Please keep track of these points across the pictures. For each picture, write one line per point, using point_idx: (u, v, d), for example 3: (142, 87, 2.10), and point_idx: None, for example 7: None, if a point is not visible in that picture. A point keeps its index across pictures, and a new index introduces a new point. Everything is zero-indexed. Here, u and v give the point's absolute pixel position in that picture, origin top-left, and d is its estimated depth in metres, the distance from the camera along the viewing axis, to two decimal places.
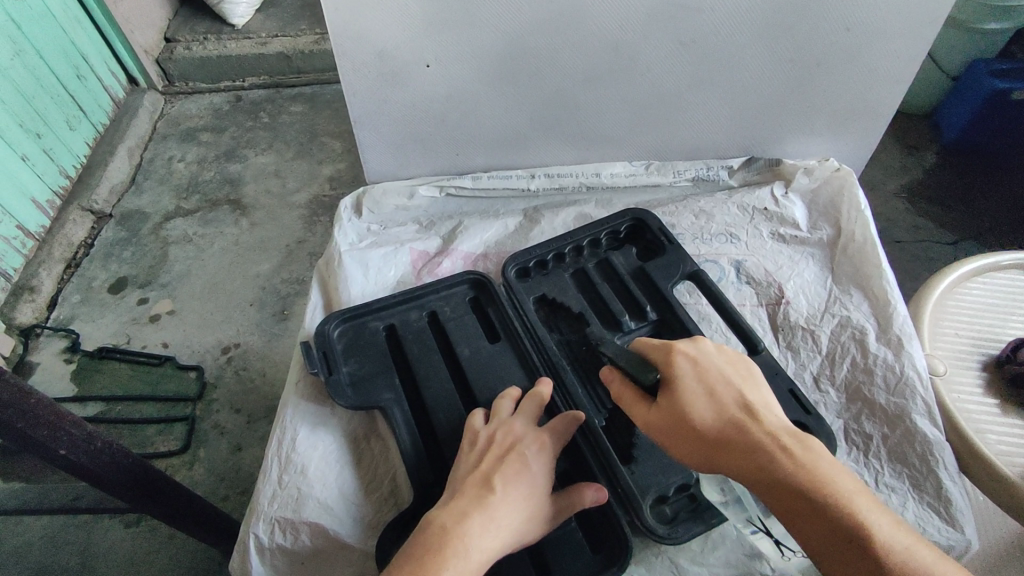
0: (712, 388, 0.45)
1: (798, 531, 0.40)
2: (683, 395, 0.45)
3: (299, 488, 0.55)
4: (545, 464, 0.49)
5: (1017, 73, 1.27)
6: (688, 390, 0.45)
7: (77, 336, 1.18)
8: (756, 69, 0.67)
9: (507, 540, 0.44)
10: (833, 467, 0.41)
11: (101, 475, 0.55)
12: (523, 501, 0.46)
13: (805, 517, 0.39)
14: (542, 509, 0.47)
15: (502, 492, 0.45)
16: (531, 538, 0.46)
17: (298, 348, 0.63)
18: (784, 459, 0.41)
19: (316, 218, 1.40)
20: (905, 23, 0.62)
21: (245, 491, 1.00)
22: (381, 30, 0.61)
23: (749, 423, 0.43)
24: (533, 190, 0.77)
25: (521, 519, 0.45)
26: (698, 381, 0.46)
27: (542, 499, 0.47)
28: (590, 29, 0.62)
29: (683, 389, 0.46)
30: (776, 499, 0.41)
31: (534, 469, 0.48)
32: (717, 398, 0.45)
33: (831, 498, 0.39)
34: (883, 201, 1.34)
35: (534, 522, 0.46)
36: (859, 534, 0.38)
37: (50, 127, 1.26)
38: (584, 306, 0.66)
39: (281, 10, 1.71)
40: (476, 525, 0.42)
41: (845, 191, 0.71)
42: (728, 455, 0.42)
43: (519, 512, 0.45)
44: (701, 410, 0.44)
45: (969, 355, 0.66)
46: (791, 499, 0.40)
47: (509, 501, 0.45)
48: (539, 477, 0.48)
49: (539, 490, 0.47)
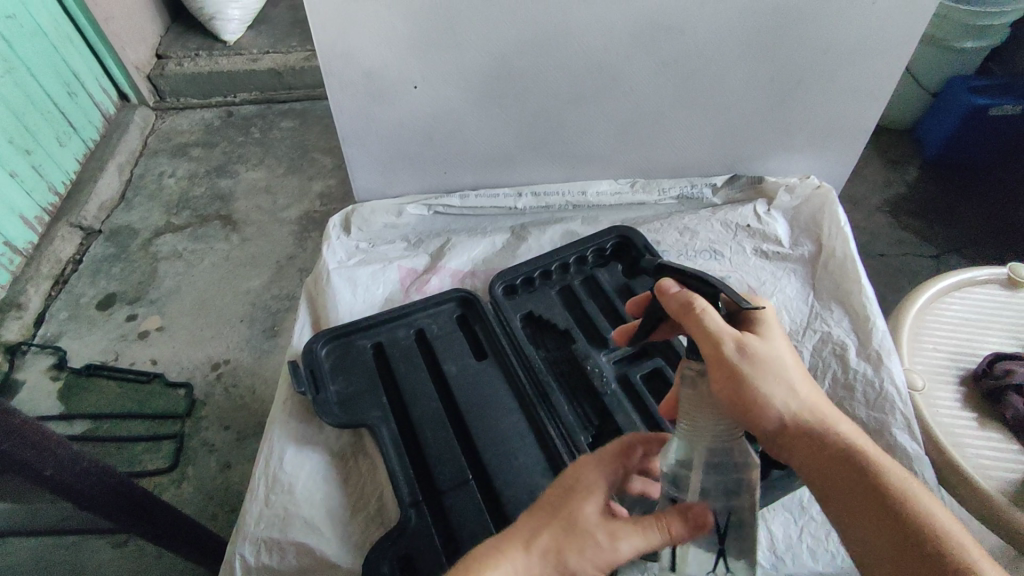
0: (793, 355, 0.45)
1: (850, 510, 0.39)
2: (775, 345, 0.44)
3: (286, 507, 0.55)
4: (586, 479, 0.42)
5: (994, 90, 1.30)
6: (779, 343, 0.44)
7: (64, 353, 1.17)
8: (737, 88, 0.68)
9: (518, 566, 0.38)
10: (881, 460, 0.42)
11: (86, 495, 0.54)
12: (546, 522, 0.40)
13: (865, 497, 0.39)
14: (577, 526, 0.40)
15: (525, 519, 0.41)
16: (565, 562, 0.39)
17: (286, 367, 0.63)
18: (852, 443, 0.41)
19: (306, 234, 1.40)
20: (879, 46, 0.64)
21: (234, 510, 1.00)
22: (368, 50, 0.62)
23: (822, 403, 0.44)
24: (520, 208, 0.78)
25: (538, 541, 0.39)
26: (786, 341, 0.45)
27: (573, 517, 0.40)
28: (574, 49, 0.64)
29: (775, 340, 0.44)
30: (838, 476, 0.40)
31: (564, 489, 0.42)
32: (798, 368, 0.45)
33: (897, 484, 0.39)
34: (866, 215, 1.36)
35: (563, 542, 0.39)
36: (922, 523, 0.37)
37: (40, 144, 1.26)
38: (570, 323, 0.66)
39: (272, 27, 1.72)
40: (482, 548, 0.40)
41: (826, 208, 0.73)
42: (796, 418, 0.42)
43: (539, 532, 0.40)
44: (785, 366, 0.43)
45: (948, 370, 0.67)
46: (854, 477, 0.40)
47: (529, 523, 0.41)
48: (574, 493, 0.41)
49: (571, 507, 0.40)
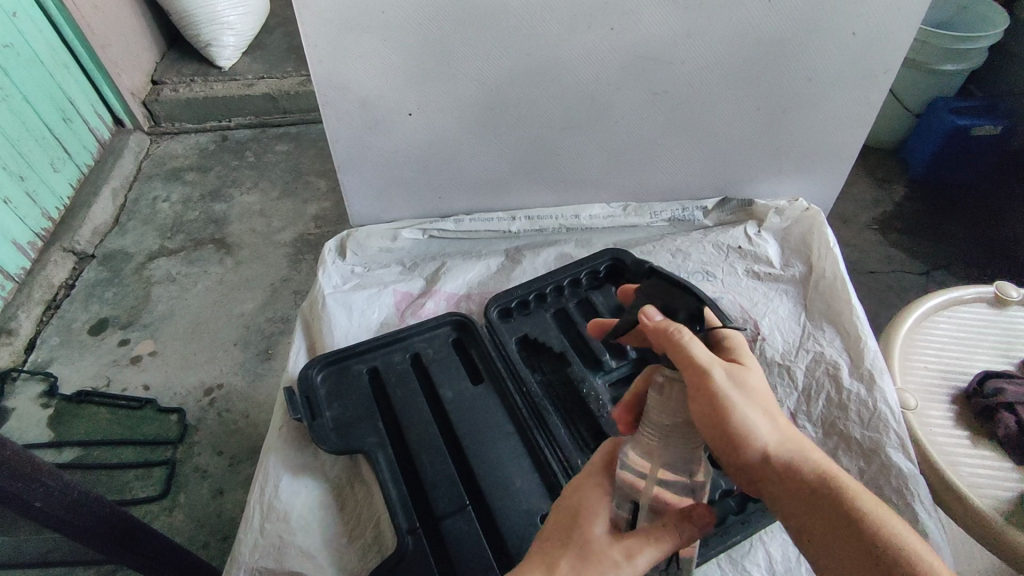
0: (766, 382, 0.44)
1: (832, 542, 0.39)
2: (750, 373, 0.43)
3: (281, 536, 0.55)
4: (585, 500, 0.43)
5: (974, 111, 1.34)
6: (753, 373, 0.44)
7: (55, 379, 1.16)
8: (725, 115, 0.70)
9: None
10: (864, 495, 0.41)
11: (76, 526, 0.54)
12: (561, 550, 0.42)
13: (845, 528, 0.39)
14: (592, 548, 0.41)
15: (539, 548, 0.43)
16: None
17: (281, 394, 0.63)
18: (830, 472, 0.42)
19: (301, 256, 1.40)
20: (862, 75, 0.66)
21: (226, 537, 0.98)
22: (364, 81, 0.63)
23: (799, 435, 0.44)
24: (514, 231, 0.79)
25: (557, 568, 0.40)
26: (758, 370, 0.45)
27: (583, 539, 0.42)
28: (566, 79, 0.65)
29: (749, 369, 0.44)
30: (817, 507, 0.40)
31: (569, 514, 0.43)
32: (773, 398, 0.44)
33: (873, 513, 0.40)
34: (856, 233, 1.38)
35: (582, 567, 0.40)
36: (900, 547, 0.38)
37: (34, 170, 1.26)
38: (565, 345, 0.67)
39: (267, 53, 1.74)
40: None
41: (814, 229, 0.74)
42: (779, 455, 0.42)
43: (557, 560, 0.41)
44: (761, 395, 0.43)
45: (940, 388, 0.68)
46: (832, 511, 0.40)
47: (541, 553, 0.42)
48: (577, 514, 0.43)
49: (577, 529, 0.42)
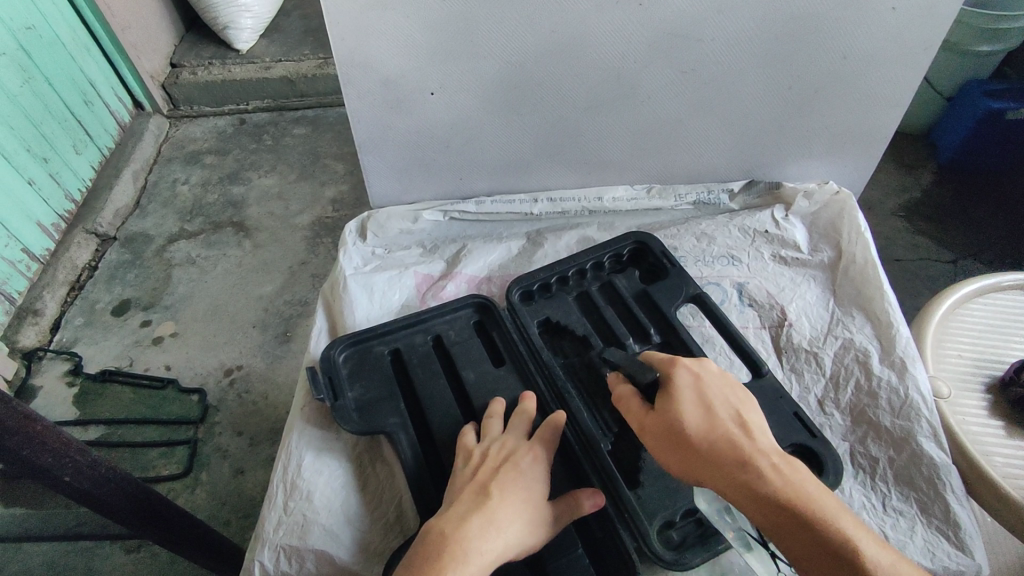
0: (710, 404, 0.47)
1: (787, 550, 0.41)
2: (680, 403, 0.47)
3: (305, 515, 0.55)
4: (540, 474, 0.51)
5: (1010, 94, 1.29)
6: (686, 401, 0.48)
7: (80, 358, 1.18)
8: (754, 94, 0.68)
9: (508, 542, 0.46)
10: (822, 491, 0.42)
11: (103, 502, 0.54)
12: (521, 506, 0.48)
13: (790, 532, 0.41)
14: (540, 512, 0.49)
15: (499, 498, 0.47)
16: (533, 544, 0.48)
17: (304, 373, 0.63)
18: (774, 478, 0.43)
19: (319, 240, 1.41)
20: (900, 52, 0.64)
21: (248, 516, 1.00)
22: (386, 59, 0.62)
23: (746, 443, 0.45)
24: (536, 214, 0.78)
25: (516, 523, 0.47)
26: (695, 393, 0.48)
27: (536, 501, 0.49)
28: (591, 57, 0.64)
29: (679, 398, 0.48)
30: (769, 520, 0.42)
31: (530, 477, 0.50)
32: (709, 417, 0.46)
33: (818, 515, 0.41)
34: (881, 220, 1.35)
35: (532, 529, 0.48)
36: (845, 551, 0.39)
37: (57, 152, 1.27)
38: (588, 329, 0.66)
39: (284, 35, 1.73)
40: (476, 527, 0.45)
41: (845, 213, 0.72)
42: (720, 469, 0.44)
43: (516, 515, 0.47)
44: (689, 421, 0.46)
45: (973, 377, 0.66)
46: (781, 516, 0.41)
47: (507, 506, 0.47)
48: (535, 483, 0.50)
49: (535, 497, 0.49)
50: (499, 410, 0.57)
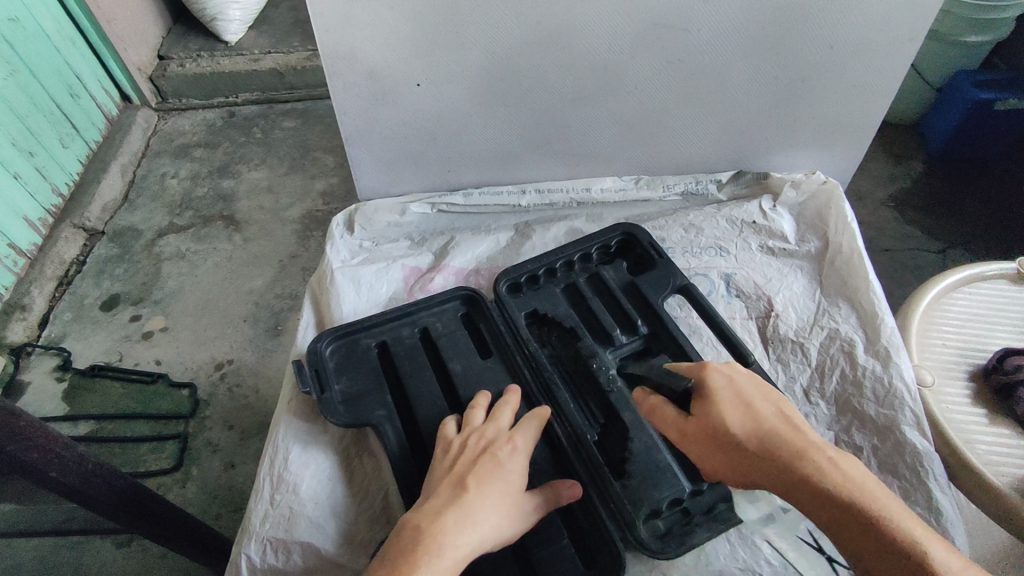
0: (750, 403, 0.47)
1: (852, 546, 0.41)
2: (719, 406, 0.47)
3: (291, 507, 0.55)
4: (519, 465, 0.51)
5: (998, 84, 1.29)
6: (726, 402, 0.48)
7: (69, 354, 1.17)
8: (742, 84, 0.68)
9: (484, 536, 0.46)
10: (877, 481, 0.43)
11: (91, 497, 0.54)
12: (497, 499, 0.48)
13: (854, 527, 0.41)
14: (517, 505, 0.49)
15: (477, 492, 0.47)
16: (509, 536, 0.48)
17: (290, 367, 0.63)
18: (831, 471, 0.43)
19: (309, 233, 1.40)
20: (887, 42, 0.63)
21: (238, 509, 1.00)
22: (370, 50, 0.62)
23: (796, 439, 0.45)
24: (524, 206, 0.77)
25: (491, 517, 0.47)
26: (733, 392, 0.48)
27: (512, 494, 0.49)
28: (577, 47, 0.63)
29: (718, 400, 0.48)
30: (831, 516, 0.42)
31: (508, 469, 0.50)
32: (755, 417, 0.46)
33: (878, 507, 0.41)
34: (871, 210, 1.36)
35: (508, 522, 0.48)
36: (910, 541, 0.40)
37: (43, 146, 1.26)
38: (576, 321, 0.66)
39: (273, 27, 1.71)
40: (452, 522, 0.45)
41: (832, 204, 0.72)
42: (775, 468, 0.44)
43: (492, 508, 0.47)
44: (735, 424, 0.46)
45: (958, 366, 0.66)
46: (844, 511, 0.42)
47: (484, 499, 0.47)
48: (512, 474, 0.50)
49: (512, 489, 0.49)
50: (483, 401, 0.57)
